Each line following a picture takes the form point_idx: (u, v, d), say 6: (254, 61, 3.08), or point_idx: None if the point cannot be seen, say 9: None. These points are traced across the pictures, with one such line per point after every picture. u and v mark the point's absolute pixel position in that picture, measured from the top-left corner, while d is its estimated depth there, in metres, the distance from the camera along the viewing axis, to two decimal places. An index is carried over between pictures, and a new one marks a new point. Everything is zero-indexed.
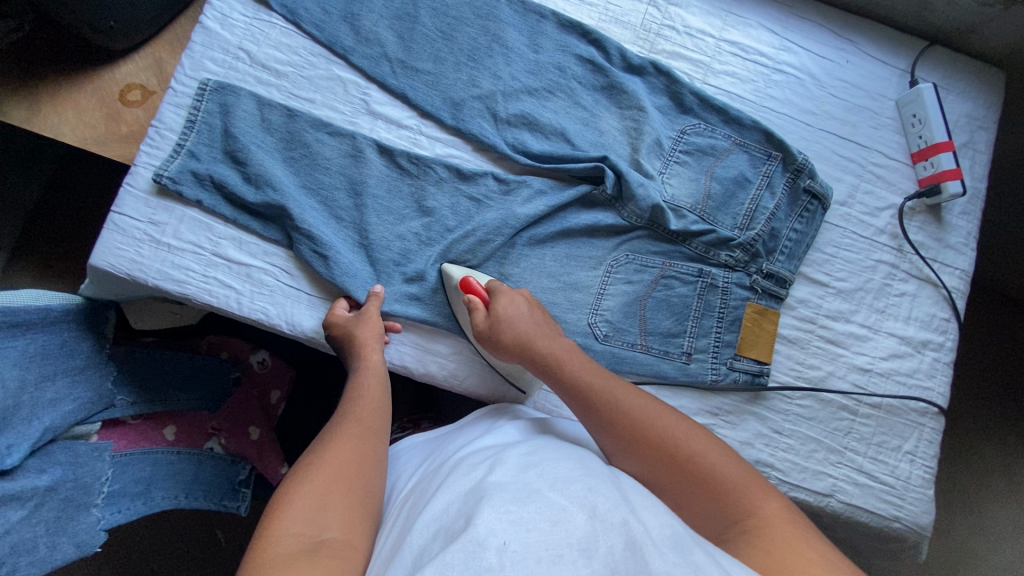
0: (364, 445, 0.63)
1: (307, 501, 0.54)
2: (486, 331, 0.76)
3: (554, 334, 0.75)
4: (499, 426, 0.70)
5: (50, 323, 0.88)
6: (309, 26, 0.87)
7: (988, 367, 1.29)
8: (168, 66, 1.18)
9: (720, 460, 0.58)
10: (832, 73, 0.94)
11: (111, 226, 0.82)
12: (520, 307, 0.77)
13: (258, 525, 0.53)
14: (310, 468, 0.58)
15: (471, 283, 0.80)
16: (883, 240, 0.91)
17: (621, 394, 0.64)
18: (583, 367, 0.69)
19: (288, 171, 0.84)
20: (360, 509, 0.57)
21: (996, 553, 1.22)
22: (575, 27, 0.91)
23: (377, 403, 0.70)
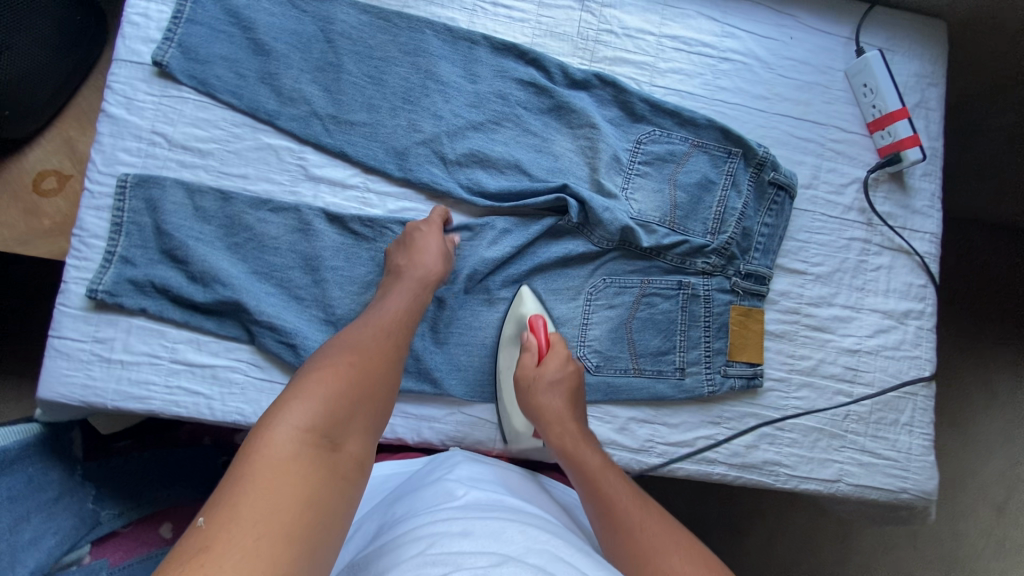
0: (386, 361, 0.64)
1: (322, 400, 0.56)
2: (527, 382, 0.76)
3: (580, 423, 0.74)
4: (458, 478, 0.68)
5: (10, 464, 0.82)
6: (224, 95, 0.80)
7: (968, 302, 1.31)
8: (81, 145, 1.08)
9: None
10: (778, 53, 0.91)
11: (52, 352, 0.75)
12: (567, 375, 0.77)
13: (268, 409, 0.55)
14: (328, 364, 0.60)
15: (538, 324, 0.80)
16: (852, 217, 0.90)
17: (638, 513, 0.63)
18: (600, 468, 0.69)
19: (235, 259, 0.79)
20: (370, 431, 0.59)
21: (996, 478, 1.27)
22: (510, 49, 0.85)
23: (405, 317, 0.71)
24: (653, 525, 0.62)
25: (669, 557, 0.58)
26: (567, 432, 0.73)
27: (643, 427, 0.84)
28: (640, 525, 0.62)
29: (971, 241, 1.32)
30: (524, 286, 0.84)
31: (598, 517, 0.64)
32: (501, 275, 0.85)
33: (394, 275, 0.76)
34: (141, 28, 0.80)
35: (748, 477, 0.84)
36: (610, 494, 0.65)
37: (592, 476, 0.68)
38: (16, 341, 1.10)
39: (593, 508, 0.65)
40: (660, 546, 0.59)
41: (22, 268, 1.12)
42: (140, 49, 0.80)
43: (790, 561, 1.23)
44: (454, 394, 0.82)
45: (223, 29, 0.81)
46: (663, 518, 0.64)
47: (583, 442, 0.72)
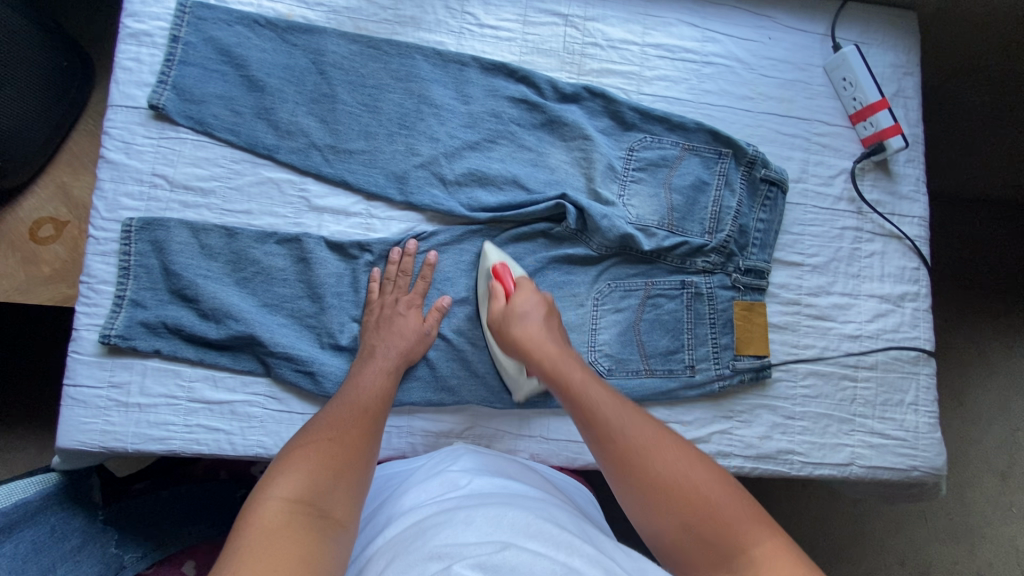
0: (364, 428, 0.65)
1: (304, 472, 0.56)
2: (502, 325, 0.77)
3: (555, 336, 0.76)
4: (456, 469, 0.70)
5: (31, 516, 0.84)
6: (222, 132, 0.81)
7: (964, 277, 1.34)
8: (75, 189, 1.09)
9: (731, 499, 0.57)
10: (759, 54, 0.94)
11: (68, 400, 0.75)
12: (536, 307, 0.78)
13: (254, 487, 0.55)
14: (307, 443, 0.60)
15: (504, 273, 0.80)
16: (843, 207, 0.93)
17: (623, 417, 0.64)
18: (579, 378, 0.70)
19: (245, 294, 0.80)
20: (358, 493, 0.59)
21: (997, 450, 1.30)
22: (500, 69, 0.87)
23: (376, 389, 0.72)
24: (639, 424, 0.63)
25: (658, 454, 0.60)
26: (547, 357, 0.73)
27: None
28: (621, 429, 0.62)
29: (961, 215, 1.35)
30: (486, 243, 0.84)
31: (586, 425, 0.65)
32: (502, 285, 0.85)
33: (366, 357, 0.77)
34: (134, 72, 0.81)
35: (764, 467, 0.86)
36: (596, 402, 0.66)
37: (575, 389, 0.68)
38: (23, 390, 1.11)
39: (579, 414, 0.66)
40: (650, 446, 0.61)
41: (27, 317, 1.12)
42: (135, 93, 0.81)
43: (807, 546, 1.25)
44: (471, 408, 0.83)
45: (216, 68, 0.82)
46: (649, 418, 0.65)
47: (564, 361, 0.72)
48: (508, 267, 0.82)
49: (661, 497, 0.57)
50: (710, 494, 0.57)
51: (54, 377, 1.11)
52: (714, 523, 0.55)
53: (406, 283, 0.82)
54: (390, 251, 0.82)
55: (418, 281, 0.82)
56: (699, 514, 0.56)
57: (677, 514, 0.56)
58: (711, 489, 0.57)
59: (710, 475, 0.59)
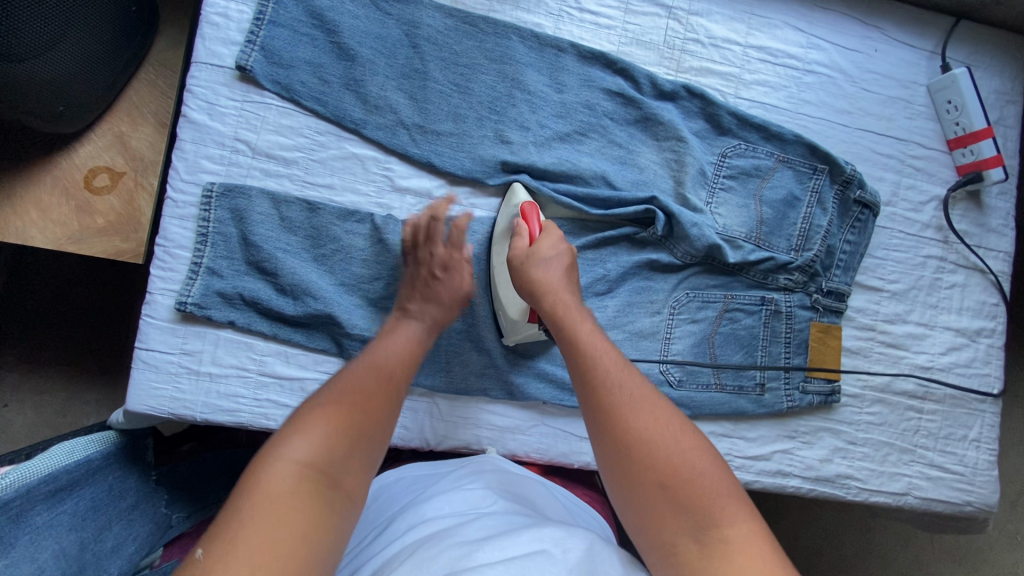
0: (392, 387, 0.59)
1: (323, 435, 0.52)
2: (517, 260, 0.73)
3: (570, 285, 0.72)
4: (480, 483, 0.66)
5: (94, 473, 0.82)
6: (309, 101, 0.78)
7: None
8: (133, 140, 1.06)
9: (720, 483, 0.53)
10: (863, 66, 0.90)
11: (139, 364, 0.74)
12: (562, 255, 0.73)
13: (269, 440, 0.51)
14: (327, 399, 0.55)
15: (532, 212, 0.76)
16: (929, 235, 0.90)
17: (625, 386, 0.59)
18: (586, 333, 0.65)
19: (322, 271, 0.78)
20: (370, 457, 0.55)
21: (1012, 482, 1.30)
22: (598, 58, 0.83)
23: (411, 336, 0.66)
24: (639, 392, 0.59)
25: (661, 434, 0.56)
26: (557, 302, 0.69)
27: (721, 441, 0.85)
28: (615, 384, 0.59)
29: None
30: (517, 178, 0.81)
31: (583, 380, 0.61)
32: None
33: (410, 289, 0.72)
34: (221, 29, 0.77)
35: (821, 490, 0.86)
36: (601, 363, 0.61)
37: (578, 341, 0.64)
38: (67, 335, 1.15)
39: (579, 367, 0.62)
40: (647, 413, 0.57)
41: (82, 274, 1.16)
42: (220, 51, 0.77)
43: (815, 557, 1.27)
44: (539, 406, 0.83)
45: (306, 32, 0.78)
46: (650, 384, 0.61)
47: (572, 311, 0.68)
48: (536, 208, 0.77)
49: (637, 472, 0.54)
50: (693, 467, 0.54)
51: (101, 338, 1.16)
52: (691, 495, 0.52)
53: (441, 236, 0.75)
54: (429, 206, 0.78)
55: (451, 231, 0.74)
56: (681, 486, 0.53)
57: (657, 482, 0.53)
58: (700, 469, 0.54)
59: (704, 457, 0.55)
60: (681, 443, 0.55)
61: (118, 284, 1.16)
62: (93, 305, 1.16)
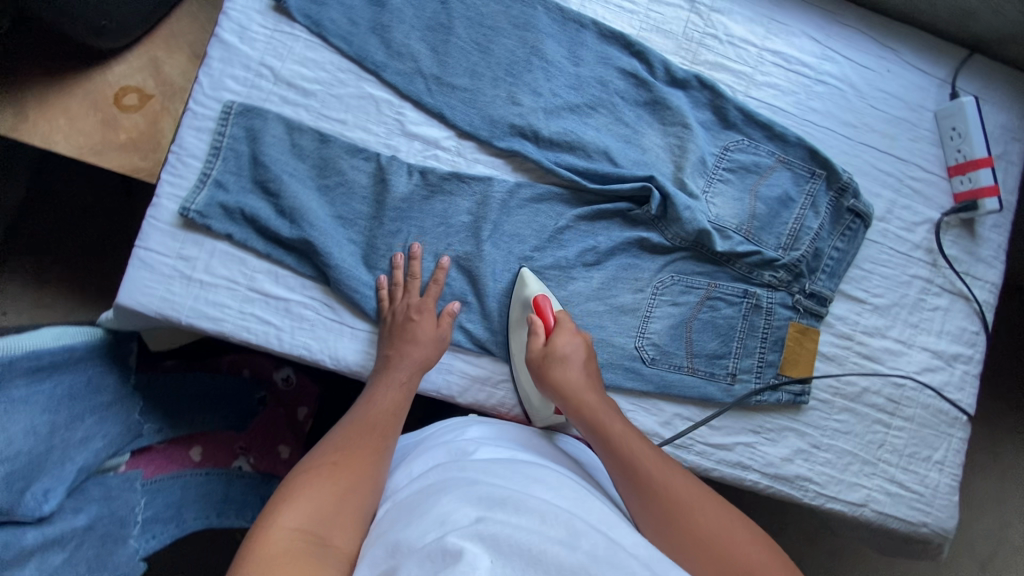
0: (371, 450, 0.65)
1: (308, 502, 0.57)
2: (538, 362, 0.76)
3: (596, 384, 0.76)
4: (476, 431, 0.73)
5: (76, 362, 0.86)
6: (335, 39, 0.81)
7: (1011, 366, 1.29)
8: (167, 67, 1.10)
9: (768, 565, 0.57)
10: (873, 84, 0.92)
11: (136, 262, 0.77)
12: (577, 348, 0.77)
13: (262, 512, 0.56)
14: (314, 470, 0.61)
15: (544, 305, 0.78)
16: (918, 255, 0.91)
17: (664, 477, 0.64)
18: (623, 431, 0.70)
19: (322, 200, 0.81)
20: (360, 521, 0.59)
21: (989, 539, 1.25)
22: (617, 38, 0.87)
23: (388, 404, 0.72)
24: (678, 481, 0.64)
25: (704, 514, 0.61)
26: (584, 405, 0.73)
27: (687, 424, 0.86)
28: (663, 483, 0.63)
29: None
30: (523, 268, 0.83)
31: (620, 472, 0.66)
32: (536, 241, 0.85)
33: (382, 365, 0.77)
34: None
35: (778, 488, 0.87)
36: (634, 451, 0.66)
37: (617, 446, 0.68)
38: (73, 248, 1.20)
39: (612, 459, 0.67)
40: (688, 498, 0.62)
41: (94, 195, 1.22)
42: None
43: None
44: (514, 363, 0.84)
45: None
46: (691, 476, 0.66)
47: (604, 409, 0.73)
48: (546, 299, 0.80)
49: (706, 565, 0.57)
50: (745, 553, 0.58)
51: (105, 256, 1.21)
52: None
53: (416, 287, 0.80)
54: (396, 256, 0.81)
55: (428, 286, 0.81)
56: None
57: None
58: (749, 556, 0.58)
59: (748, 538, 0.59)
60: (729, 529, 0.60)
61: (129, 201, 1.23)
62: (104, 220, 1.22)
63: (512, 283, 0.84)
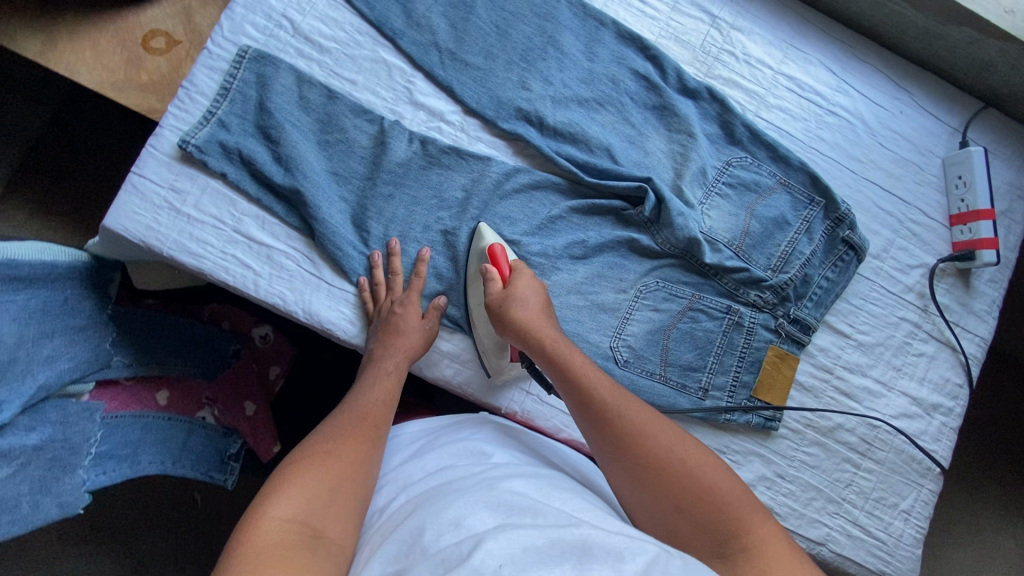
0: (366, 441, 0.64)
1: (301, 492, 0.56)
2: (496, 305, 0.75)
3: (552, 322, 0.74)
4: (489, 437, 0.70)
5: (54, 279, 0.87)
6: (358, 1, 0.83)
7: (1001, 444, 1.19)
8: (198, 16, 1.12)
9: (730, 485, 0.57)
10: (885, 122, 0.92)
11: (129, 187, 0.78)
12: (534, 292, 0.76)
13: (251, 504, 0.54)
14: (308, 457, 0.60)
15: (500, 255, 0.78)
16: (910, 298, 0.90)
17: (617, 405, 0.63)
18: (579, 365, 0.68)
19: (320, 154, 0.81)
20: (356, 513, 0.58)
21: None
22: (634, 41, 0.88)
23: (385, 395, 0.71)
24: (640, 413, 0.63)
25: (656, 437, 0.60)
26: (538, 341, 0.71)
27: None
28: (618, 413, 0.62)
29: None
30: (483, 222, 0.83)
31: (580, 410, 0.65)
32: (526, 227, 0.85)
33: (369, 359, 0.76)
34: None
35: None
36: (590, 387, 0.65)
37: (571, 376, 0.67)
38: (81, 176, 1.23)
39: (572, 398, 0.66)
40: (648, 428, 0.61)
41: (111, 134, 1.24)
42: None
43: None
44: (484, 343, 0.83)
45: None
46: (644, 403, 0.65)
47: (557, 344, 0.71)
48: (502, 249, 0.80)
49: (657, 489, 0.57)
50: (704, 474, 0.57)
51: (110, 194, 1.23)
52: (711, 506, 0.55)
53: (398, 284, 0.80)
54: (375, 254, 0.81)
55: (411, 280, 0.80)
56: (700, 500, 0.56)
57: (671, 497, 0.57)
58: (712, 477, 0.57)
59: (711, 463, 0.59)
60: (682, 447, 0.60)
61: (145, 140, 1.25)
62: (116, 152, 1.24)
63: (470, 238, 0.83)
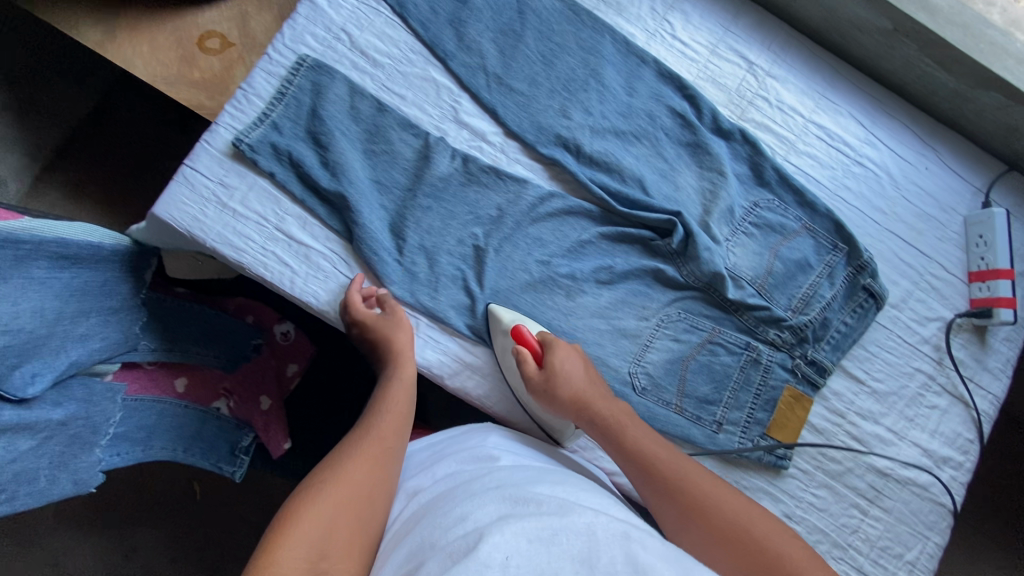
0: (372, 470, 0.65)
1: (309, 526, 0.56)
2: (541, 387, 0.77)
3: (603, 391, 0.78)
4: (491, 441, 0.73)
5: (98, 260, 0.89)
6: (414, 22, 0.87)
7: (1008, 512, 1.18)
8: (253, 21, 1.17)
9: (794, 546, 0.61)
10: (910, 177, 0.95)
11: (181, 179, 0.81)
12: (574, 365, 0.78)
13: (260, 541, 0.55)
14: (317, 491, 0.61)
15: (524, 332, 0.79)
16: (925, 350, 0.91)
17: (679, 473, 0.68)
18: (639, 435, 0.73)
19: (365, 162, 0.84)
20: (358, 547, 0.59)
21: None
22: (673, 80, 0.91)
23: (389, 421, 0.72)
24: (700, 480, 0.68)
25: (720, 504, 0.65)
26: (597, 411, 0.75)
27: None
28: (680, 478, 0.68)
29: None
30: (493, 303, 0.84)
31: (644, 480, 0.69)
32: (556, 250, 0.87)
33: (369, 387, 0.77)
34: None
35: None
36: (651, 457, 0.70)
37: (632, 447, 0.72)
38: (117, 159, 1.27)
39: (635, 471, 0.71)
40: (713, 498, 0.66)
41: (153, 127, 1.28)
42: None
43: None
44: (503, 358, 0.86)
45: None
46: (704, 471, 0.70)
47: (613, 414, 0.75)
48: (525, 326, 0.81)
49: (729, 554, 0.61)
50: (773, 540, 0.61)
51: (146, 184, 1.27)
52: (781, 567, 0.59)
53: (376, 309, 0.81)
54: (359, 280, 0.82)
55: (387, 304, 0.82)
56: (768, 562, 0.60)
57: (741, 561, 0.61)
58: (773, 541, 0.61)
59: (777, 530, 0.63)
60: (748, 513, 0.64)
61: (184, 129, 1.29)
62: (153, 139, 1.28)
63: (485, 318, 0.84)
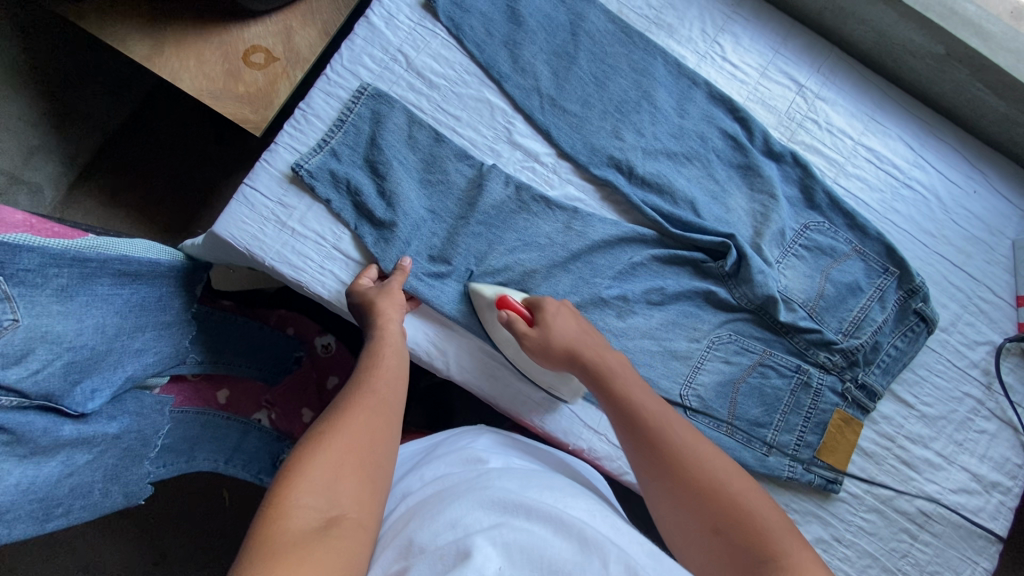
0: (384, 417, 0.59)
1: (318, 472, 0.50)
2: (534, 345, 0.74)
3: (600, 342, 0.74)
4: (478, 443, 0.72)
5: (156, 275, 0.89)
6: (470, 43, 0.88)
7: None
8: (297, 36, 1.18)
9: (767, 509, 0.53)
10: (958, 200, 0.95)
11: (241, 198, 0.83)
12: (564, 321, 0.75)
13: (267, 496, 0.49)
14: (323, 435, 0.54)
15: (509, 299, 0.78)
16: (974, 374, 0.91)
17: (665, 423, 0.61)
18: (632, 386, 0.66)
19: (421, 181, 0.85)
20: (376, 492, 0.53)
21: None
22: (724, 102, 0.92)
23: (392, 367, 0.66)
24: (683, 432, 0.60)
25: (702, 455, 0.58)
26: (599, 363, 0.70)
27: None
28: (664, 428, 0.60)
29: None
30: (471, 282, 0.83)
31: (625, 430, 0.63)
32: (608, 271, 0.87)
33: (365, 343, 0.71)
34: None
35: None
36: (639, 405, 0.63)
37: (619, 393, 0.65)
38: (156, 168, 1.28)
39: (619, 419, 0.64)
40: (691, 448, 0.58)
41: (191, 139, 1.30)
42: None
43: None
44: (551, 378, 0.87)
45: None
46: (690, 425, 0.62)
47: (609, 366, 0.69)
48: (509, 295, 0.79)
49: (697, 513, 0.54)
50: (742, 501, 0.53)
51: (182, 197, 1.28)
52: (746, 530, 0.51)
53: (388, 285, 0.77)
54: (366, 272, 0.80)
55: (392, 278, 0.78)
56: (734, 520, 0.52)
57: (708, 519, 0.53)
58: (748, 500, 0.54)
59: (758, 498, 0.54)
60: (728, 473, 0.56)
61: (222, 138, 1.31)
62: (191, 149, 1.30)
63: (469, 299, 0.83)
